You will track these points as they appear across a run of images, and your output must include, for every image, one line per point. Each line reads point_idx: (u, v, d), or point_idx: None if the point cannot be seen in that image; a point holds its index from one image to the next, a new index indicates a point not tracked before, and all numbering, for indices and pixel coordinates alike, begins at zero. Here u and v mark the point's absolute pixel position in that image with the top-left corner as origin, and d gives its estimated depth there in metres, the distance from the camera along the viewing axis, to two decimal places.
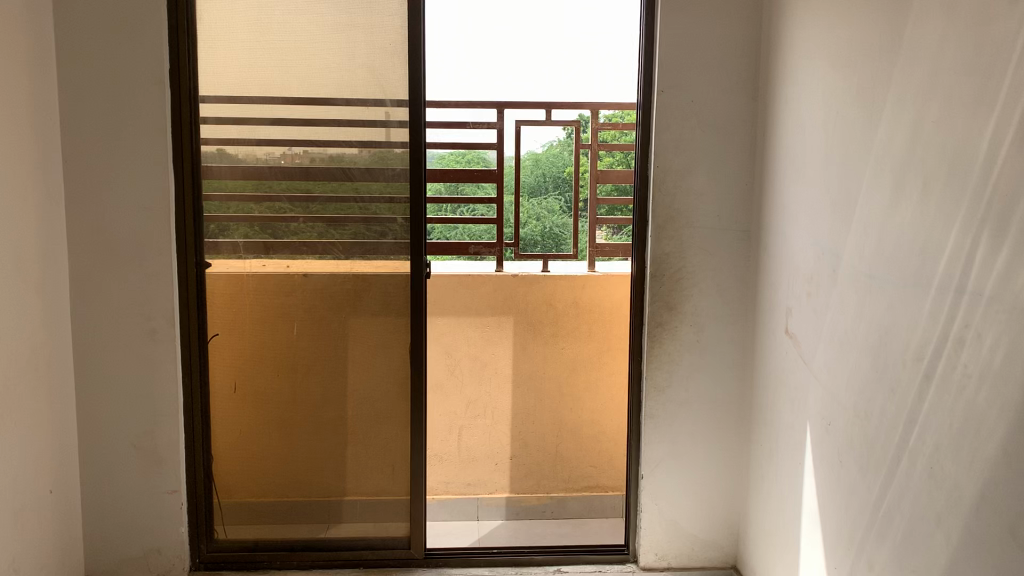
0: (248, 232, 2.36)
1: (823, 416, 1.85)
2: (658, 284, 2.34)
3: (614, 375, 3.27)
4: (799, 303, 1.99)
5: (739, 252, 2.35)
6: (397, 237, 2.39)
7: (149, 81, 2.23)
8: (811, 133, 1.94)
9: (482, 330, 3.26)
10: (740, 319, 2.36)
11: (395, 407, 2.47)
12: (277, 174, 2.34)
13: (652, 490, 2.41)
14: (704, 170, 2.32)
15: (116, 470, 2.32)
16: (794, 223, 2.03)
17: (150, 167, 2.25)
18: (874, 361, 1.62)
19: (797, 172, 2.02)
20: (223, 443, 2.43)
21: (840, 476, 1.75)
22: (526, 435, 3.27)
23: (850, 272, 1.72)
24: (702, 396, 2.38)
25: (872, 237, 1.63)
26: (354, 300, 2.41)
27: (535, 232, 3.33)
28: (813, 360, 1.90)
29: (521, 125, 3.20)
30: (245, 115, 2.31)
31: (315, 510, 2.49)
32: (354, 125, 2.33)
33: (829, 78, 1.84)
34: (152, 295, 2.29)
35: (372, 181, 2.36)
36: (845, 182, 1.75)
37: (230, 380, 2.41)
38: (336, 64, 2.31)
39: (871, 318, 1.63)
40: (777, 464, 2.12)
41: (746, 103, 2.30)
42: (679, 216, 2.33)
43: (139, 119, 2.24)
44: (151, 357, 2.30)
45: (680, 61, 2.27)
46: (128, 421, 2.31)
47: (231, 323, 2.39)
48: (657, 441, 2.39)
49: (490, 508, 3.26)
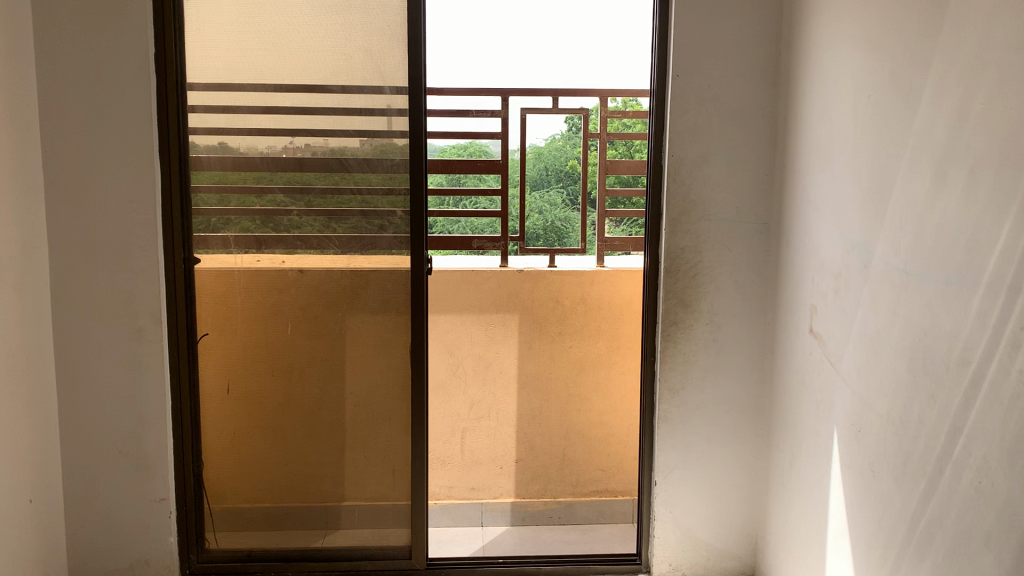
0: (239, 226, 2.24)
1: (852, 421, 1.73)
2: (672, 280, 2.22)
3: (623, 374, 3.14)
4: (824, 301, 1.87)
5: (759, 246, 2.22)
6: (397, 231, 2.26)
7: (134, 66, 2.10)
8: (838, 118, 1.81)
9: (485, 329, 3.12)
10: (759, 317, 2.24)
11: (395, 410, 2.35)
12: (270, 164, 2.21)
13: (666, 497, 2.29)
14: (721, 160, 2.19)
15: (101, 477, 2.21)
16: (820, 215, 1.90)
17: (136, 158, 2.13)
18: (911, 363, 1.49)
19: (823, 161, 1.89)
20: (214, 448, 2.32)
21: (872, 487, 1.63)
22: (532, 438, 3.15)
23: (883, 269, 1.60)
24: (718, 399, 2.26)
25: (910, 230, 1.50)
26: (351, 297, 2.29)
27: (536, 226, 3.21)
28: (841, 363, 1.78)
29: (526, 113, 3.09)
30: (235, 103, 2.19)
31: (312, 517, 2.37)
32: (352, 114, 2.20)
33: (859, 60, 1.71)
34: (139, 294, 2.17)
35: (370, 172, 2.23)
36: (878, 170, 1.62)
37: (221, 381, 2.29)
38: (332, 49, 2.18)
39: (908, 318, 1.50)
40: (800, 472, 2.00)
41: (766, 88, 2.17)
42: (695, 209, 2.20)
43: (122, 107, 2.11)
44: (138, 358, 2.19)
45: (696, 44, 2.14)
46: (114, 427, 2.20)
47: (222, 323, 2.27)
48: (671, 447, 2.27)
49: (494, 514, 3.14)
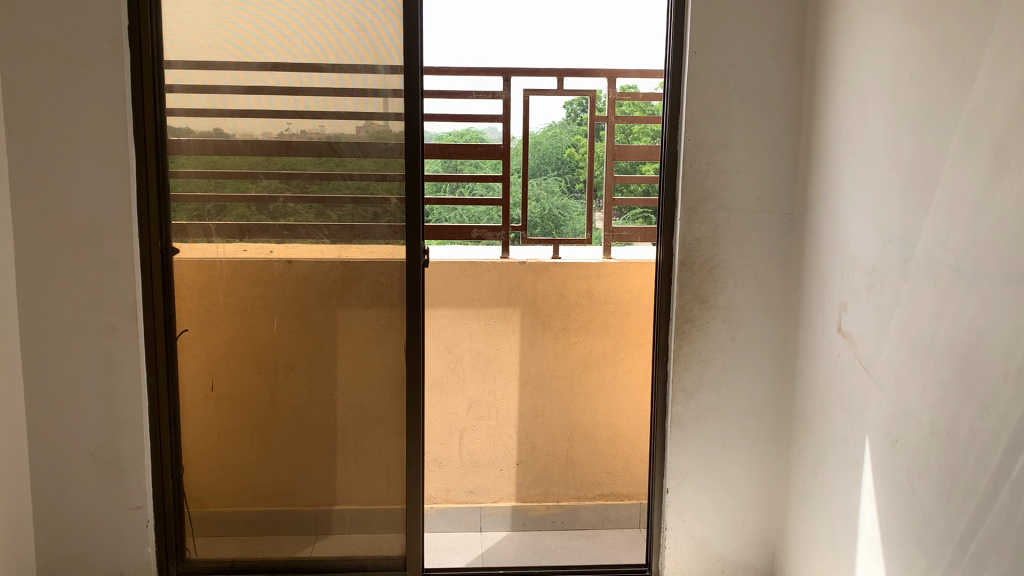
0: (222, 213, 2.08)
1: (888, 431, 1.59)
2: (687, 273, 2.07)
3: (631, 372, 3.00)
4: (856, 299, 1.72)
5: (781, 238, 2.07)
6: (391, 219, 2.10)
7: (105, 39, 1.93)
8: (875, 97, 1.65)
9: (486, 324, 2.96)
10: (780, 314, 2.09)
11: (389, 410, 2.20)
12: (254, 148, 2.05)
13: (678, 505, 2.16)
14: (741, 144, 2.04)
15: (73, 483, 2.06)
16: (851, 206, 1.75)
17: (107, 140, 1.96)
18: (960, 370, 1.35)
19: (855, 148, 1.74)
20: (196, 452, 2.17)
21: (911, 504, 1.49)
22: (534, 439, 3.01)
23: (926, 263, 1.46)
24: (735, 400, 2.12)
25: (961, 222, 1.35)
26: (343, 291, 2.13)
27: (535, 214, 3.01)
28: (875, 365, 1.64)
29: (529, 94, 2.89)
30: (217, 83, 2.02)
31: (301, 523, 2.23)
32: (342, 94, 2.04)
33: (902, 32, 1.55)
34: (113, 287, 2.01)
35: (362, 157, 2.07)
36: (922, 155, 1.47)
37: (204, 380, 2.14)
38: (322, 22, 2.01)
39: (957, 319, 1.36)
40: (826, 482, 1.86)
41: (789, 67, 2.01)
42: (712, 197, 2.05)
43: (92, 84, 1.94)
44: (112, 356, 2.03)
45: (717, 19, 1.99)
46: (87, 430, 2.04)
47: (204, 318, 2.12)
48: (684, 452, 2.14)
49: (493, 518, 3.01)
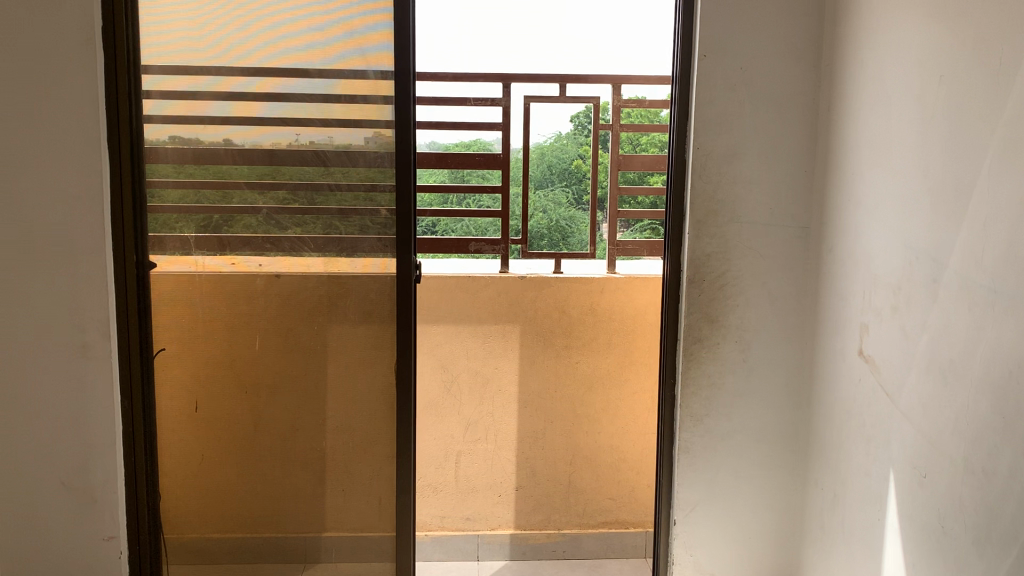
0: (201, 224, 1.98)
1: (914, 465, 1.46)
2: (696, 291, 1.95)
3: (635, 394, 2.87)
4: (879, 321, 1.60)
5: (796, 252, 1.95)
6: (380, 231, 1.99)
7: (78, 41, 1.82)
8: (899, 103, 1.53)
9: (483, 342, 2.83)
10: (796, 333, 1.97)
11: (380, 433, 2.07)
12: (236, 157, 1.95)
13: (685, 539, 2.02)
14: (754, 154, 1.92)
15: (40, 512, 1.94)
16: (873, 219, 1.63)
17: (80, 148, 1.85)
18: (998, 403, 1.21)
19: (878, 157, 1.61)
20: (175, 475, 2.06)
21: (942, 549, 1.36)
22: (534, 464, 2.88)
23: (958, 283, 1.33)
24: (748, 426, 1.99)
25: (999, 239, 1.22)
26: (330, 308, 2.02)
27: (540, 225, 2.88)
28: (900, 394, 1.51)
29: (530, 101, 2.78)
30: (196, 89, 1.92)
31: (286, 551, 2.10)
32: (328, 101, 1.93)
33: (929, 31, 1.43)
34: (85, 303, 1.89)
35: (349, 166, 1.96)
36: (953, 164, 1.34)
37: (184, 401, 2.04)
38: (309, 22, 1.90)
39: (992, 348, 1.23)
40: (845, 518, 1.73)
41: (804, 71, 1.89)
42: (723, 210, 1.93)
43: (64, 89, 1.83)
44: (83, 377, 1.91)
45: (728, 22, 1.87)
46: (57, 454, 1.93)
47: (184, 335, 2.02)
48: (692, 481, 2.00)
49: (492, 547, 2.89)
